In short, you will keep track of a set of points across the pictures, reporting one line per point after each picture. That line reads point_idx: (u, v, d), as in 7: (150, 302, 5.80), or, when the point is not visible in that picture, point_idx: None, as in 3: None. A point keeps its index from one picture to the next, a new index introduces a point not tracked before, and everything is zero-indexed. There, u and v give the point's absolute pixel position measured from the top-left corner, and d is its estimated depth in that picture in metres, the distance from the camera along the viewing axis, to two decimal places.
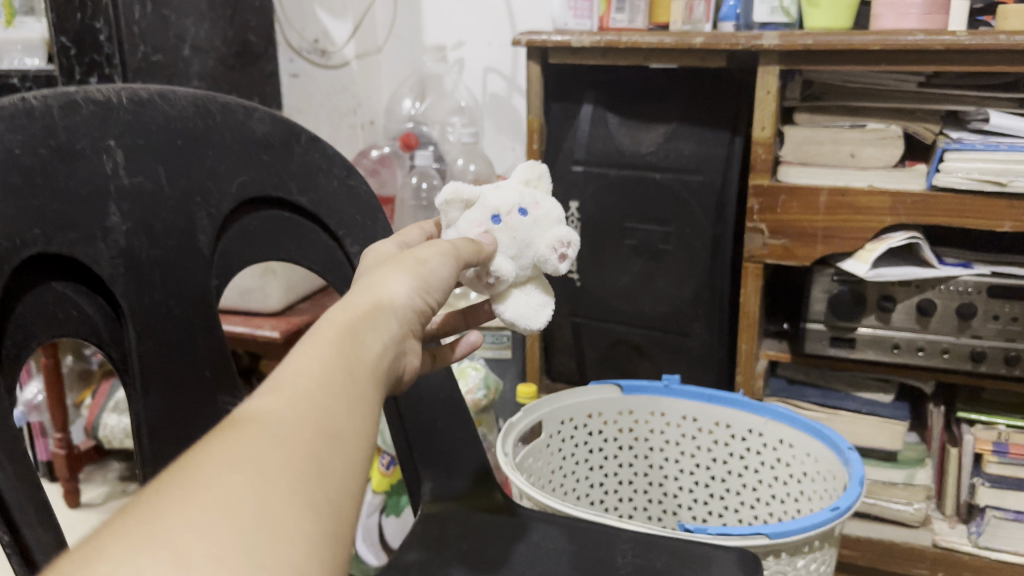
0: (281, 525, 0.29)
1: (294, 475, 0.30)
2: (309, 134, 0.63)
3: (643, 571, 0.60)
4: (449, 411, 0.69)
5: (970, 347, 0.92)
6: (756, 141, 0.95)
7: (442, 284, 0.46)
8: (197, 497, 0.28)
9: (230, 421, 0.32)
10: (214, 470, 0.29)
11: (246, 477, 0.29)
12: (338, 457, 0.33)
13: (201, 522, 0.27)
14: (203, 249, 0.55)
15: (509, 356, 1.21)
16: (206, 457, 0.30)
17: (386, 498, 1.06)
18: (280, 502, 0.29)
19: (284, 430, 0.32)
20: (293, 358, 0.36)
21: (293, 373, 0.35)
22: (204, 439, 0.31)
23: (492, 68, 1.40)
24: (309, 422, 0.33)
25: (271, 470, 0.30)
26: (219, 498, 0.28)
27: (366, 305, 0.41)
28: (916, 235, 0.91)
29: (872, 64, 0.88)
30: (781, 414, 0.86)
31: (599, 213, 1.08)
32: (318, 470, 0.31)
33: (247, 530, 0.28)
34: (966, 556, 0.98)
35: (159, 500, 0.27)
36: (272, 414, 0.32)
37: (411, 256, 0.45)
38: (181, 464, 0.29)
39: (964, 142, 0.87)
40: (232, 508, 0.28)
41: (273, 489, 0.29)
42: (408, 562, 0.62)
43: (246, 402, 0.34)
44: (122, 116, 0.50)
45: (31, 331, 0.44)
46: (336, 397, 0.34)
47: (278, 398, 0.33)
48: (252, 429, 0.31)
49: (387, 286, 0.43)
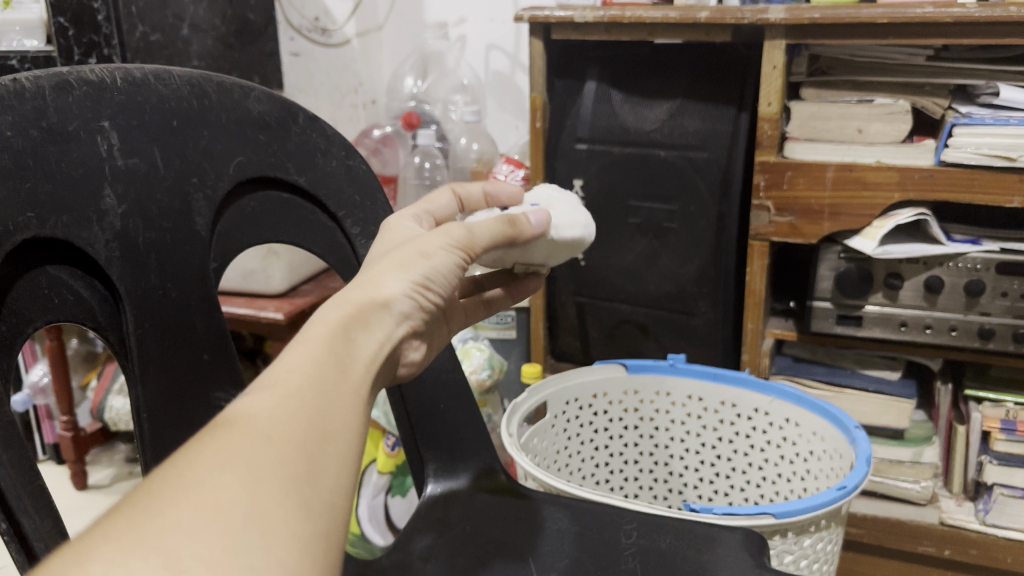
0: (274, 528, 0.28)
1: (287, 476, 0.30)
2: (307, 114, 0.62)
3: (648, 552, 0.59)
4: (452, 392, 0.69)
5: (978, 323, 0.91)
6: (762, 117, 0.93)
7: (446, 273, 0.45)
8: (188, 499, 0.27)
9: (217, 421, 0.31)
10: (206, 469, 0.29)
11: (238, 478, 0.29)
12: (327, 456, 0.32)
13: (193, 524, 0.27)
14: (200, 231, 0.54)
15: (514, 336, 1.24)
16: (198, 455, 0.29)
17: (392, 479, 1.08)
18: (271, 503, 0.29)
19: (274, 431, 0.31)
20: (288, 354, 0.36)
21: (287, 370, 0.34)
22: (189, 437, 0.31)
23: (493, 45, 1.39)
24: (301, 419, 0.32)
25: (262, 470, 0.30)
26: (211, 498, 0.28)
27: (357, 300, 0.41)
28: (924, 211, 0.90)
29: (880, 38, 0.86)
30: (786, 393, 0.85)
31: (603, 191, 1.07)
32: (312, 469, 0.31)
33: (237, 531, 0.27)
34: (973, 533, 0.98)
35: (152, 501, 0.27)
36: (266, 409, 0.32)
37: (413, 250, 0.45)
38: (173, 464, 0.29)
39: (974, 116, 0.86)
40: (222, 508, 0.28)
41: (266, 489, 0.29)
42: (412, 543, 0.61)
43: (239, 396, 0.33)
44: (115, 96, 0.49)
45: (25, 315, 0.43)
46: (326, 389, 0.34)
47: (267, 399, 0.32)
48: (242, 424, 0.31)
49: (387, 279, 0.43)
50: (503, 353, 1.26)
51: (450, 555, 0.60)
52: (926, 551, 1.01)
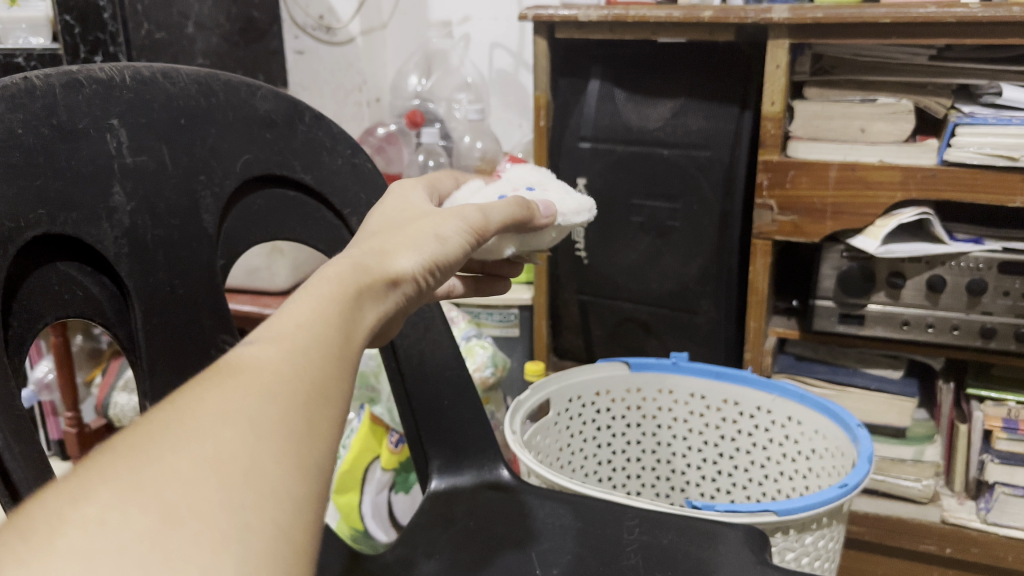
0: (272, 487, 0.29)
1: (287, 437, 0.30)
2: (313, 113, 0.62)
3: (650, 548, 0.60)
4: (456, 389, 0.69)
5: (980, 323, 0.91)
6: (765, 116, 0.94)
7: (454, 260, 0.46)
8: (188, 448, 0.28)
9: (218, 373, 0.31)
10: (208, 421, 0.29)
11: (241, 434, 0.29)
12: (325, 415, 0.33)
13: (192, 475, 0.27)
14: (207, 228, 0.55)
15: (517, 334, 1.24)
16: (199, 404, 0.29)
17: (394, 476, 1.09)
18: (271, 461, 0.29)
19: (277, 387, 0.31)
20: (288, 316, 0.35)
21: (295, 327, 0.35)
22: (190, 383, 0.31)
23: (497, 44, 1.40)
24: (304, 379, 0.33)
25: (264, 427, 0.30)
26: (212, 452, 0.28)
27: (360, 279, 0.40)
28: (927, 211, 0.91)
29: (883, 37, 0.86)
30: (790, 391, 0.86)
31: (606, 189, 1.08)
32: (310, 429, 0.31)
33: (235, 487, 0.27)
34: (975, 532, 0.98)
35: (151, 446, 0.27)
36: (269, 366, 0.32)
37: (433, 236, 0.45)
38: (173, 410, 0.29)
39: (976, 116, 0.86)
40: (222, 463, 0.28)
41: (266, 447, 0.29)
42: (416, 538, 0.62)
43: (243, 346, 0.34)
44: (124, 95, 0.49)
45: (35, 311, 0.44)
46: (328, 354, 0.35)
47: (271, 355, 0.33)
48: (245, 378, 0.31)
49: (395, 258, 0.43)
50: (507, 350, 1.26)
51: (453, 551, 0.60)
52: (926, 549, 1.01)
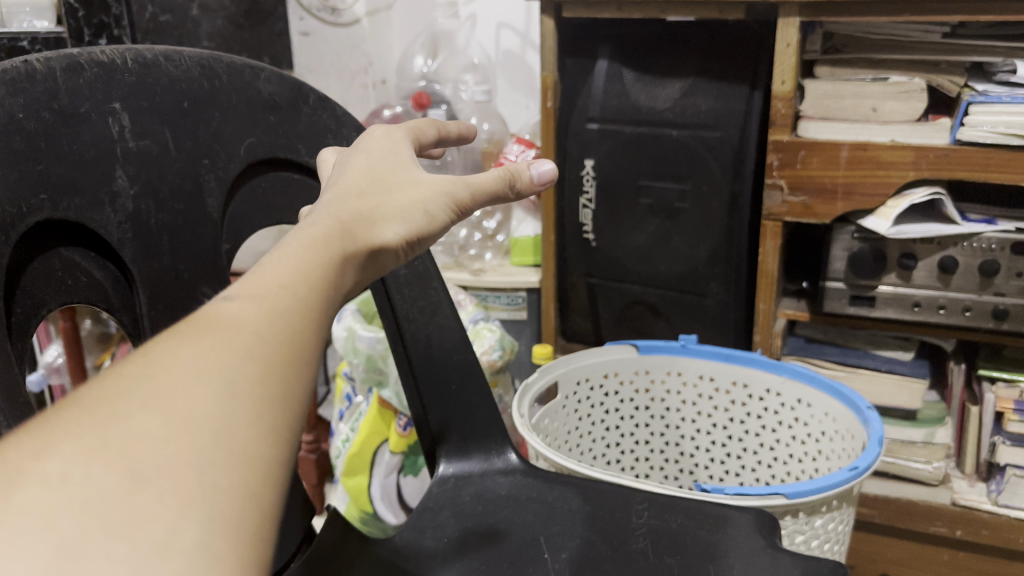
0: (244, 447, 0.29)
1: (261, 398, 0.31)
2: (317, 95, 0.61)
3: (659, 532, 0.59)
4: (463, 373, 0.69)
5: (992, 304, 0.90)
6: (775, 95, 0.93)
7: (437, 232, 0.45)
8: (160, 406, 0.28)
9: (194, 328, 0.32)
10: (181, 378, 0.30)
11: (214, 391, 0.30)
12: (304, 382, 0.33)
13: (162, 433, 0.28)
14: (211, 212, 0.54)
15: (524, 317, 1.25)
16: (173, 361, 0.30)
17: (403, 459, 1.09)
18: (242, 420, 0.30)
19: (257, 350, 0.32)
20: (275, 277, 0.35)
21: (279, 287, 0.34)
22: (168, 335, 0.32)
23: (504, 24, 1.38)
24: (281, 342, 0.33)
25: (240, 390, 0.30)
26: (185, 409, 0.29)
27: (344, 245, 0.39)
28: (939, 191, 0.89)
29: (896, 15, 0.85)
30: (799, 373, 0.85)
31: (613, 170, 1.07)
32: (288, 393, 0.32)
33: (205, 445, 0.28)
34: (986, 514, 0.98)
35: (120, 403, 0.28)
36: (248, 325, 0.32)
37: (419, 208, 0.44)
38: (146, 365, 0.30)
39: (990, 94, 0.85)
40: (193, 421, 0.29)
41: (240, 407, 0.30)
42: (424, 522, 0.62)
43: (223, 301, 0.34)
44: (126, 78, 0.49)
45: (39, 299, 0.44)
46: (308, 314, 0.34)
47: (252, 313, 0.33)
48: (222, 336, 0.32)
49: (380, 228, 0.42)
50: (515, 333, 1.27)
51: (461, 535, 0.60)
52: (937, 531, 1.01)
